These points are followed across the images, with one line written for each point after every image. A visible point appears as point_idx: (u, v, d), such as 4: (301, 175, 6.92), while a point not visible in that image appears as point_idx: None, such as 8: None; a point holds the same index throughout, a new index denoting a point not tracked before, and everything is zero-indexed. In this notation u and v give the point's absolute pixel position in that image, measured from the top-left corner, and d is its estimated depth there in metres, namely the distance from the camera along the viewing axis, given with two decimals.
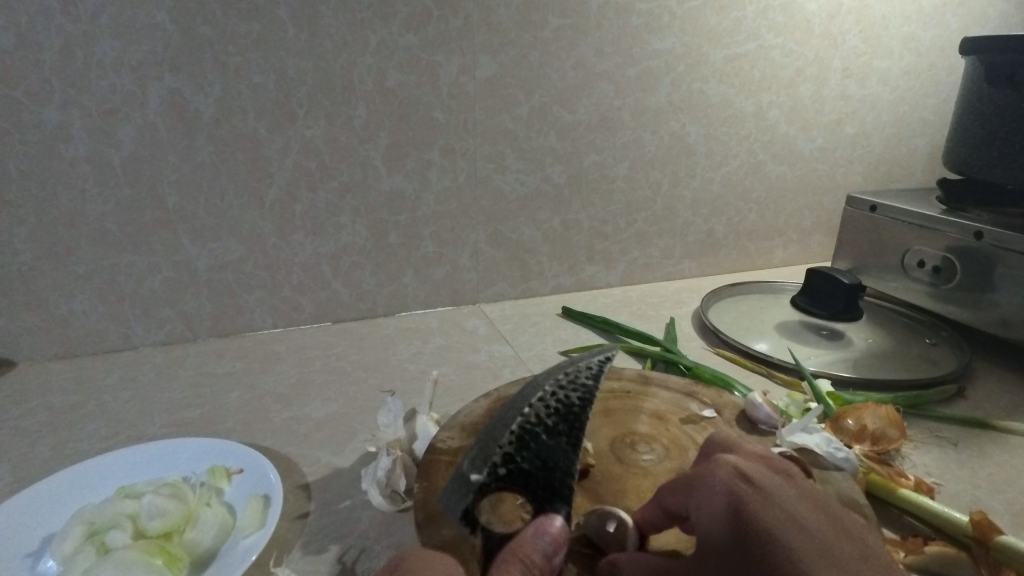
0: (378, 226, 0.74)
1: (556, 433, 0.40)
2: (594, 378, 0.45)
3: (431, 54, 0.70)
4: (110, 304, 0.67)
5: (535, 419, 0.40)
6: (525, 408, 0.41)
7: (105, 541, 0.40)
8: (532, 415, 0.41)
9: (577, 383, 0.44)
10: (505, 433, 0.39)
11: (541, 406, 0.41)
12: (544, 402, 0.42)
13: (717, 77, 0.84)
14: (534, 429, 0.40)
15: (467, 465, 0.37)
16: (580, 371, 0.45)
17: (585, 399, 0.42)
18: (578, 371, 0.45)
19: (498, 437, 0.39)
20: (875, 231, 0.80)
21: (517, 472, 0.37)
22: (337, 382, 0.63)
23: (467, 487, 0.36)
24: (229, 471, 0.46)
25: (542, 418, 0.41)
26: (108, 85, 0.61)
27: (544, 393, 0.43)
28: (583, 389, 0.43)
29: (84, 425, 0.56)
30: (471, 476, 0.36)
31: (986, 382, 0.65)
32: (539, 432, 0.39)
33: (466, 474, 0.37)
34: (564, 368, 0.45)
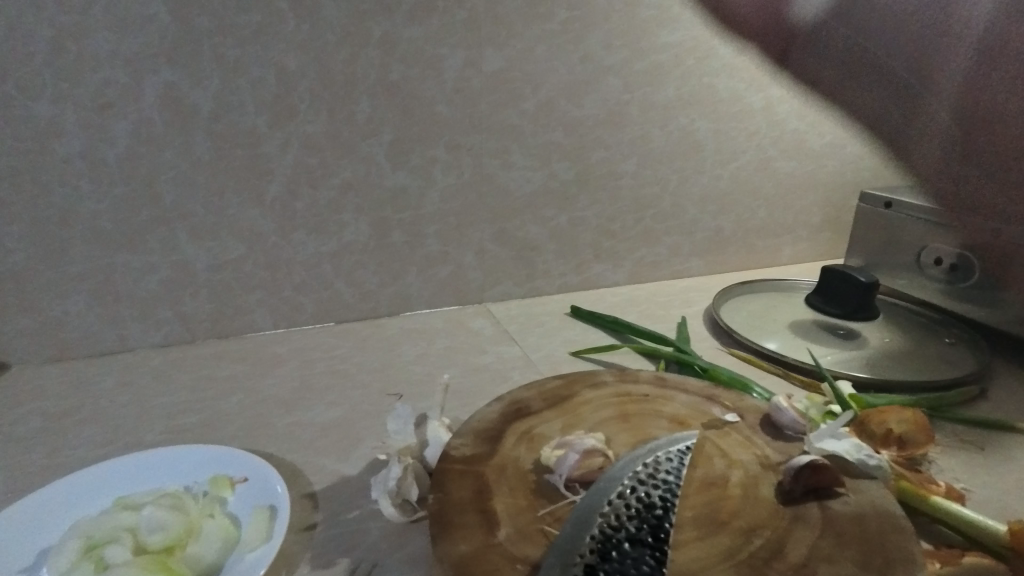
0: (381, 224, 0.72)
1: (639, 541, 0.36)
2: (675, 475, 0.40)
3: (435, 47, 0.68)
4: (106, 306, 0.65)
5: (617, 523, 0.36)
6: (604, 506, 0.37)
7: (103, 556, 0.38)
8: (613, 517, 0.37)
9: (658, 477, 0.39)
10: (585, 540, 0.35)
11: (622, 508, 0.37)
12: (624, 500, 0.38)
13: (726, 71, 0.82)
14: (616, 538, 0.36)
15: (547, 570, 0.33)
16: (658, 463, 0.40)
17: (667, 500, 0.38)
18: (657, 461, 0.40)
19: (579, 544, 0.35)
20: (889, 228, 0.78)
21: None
22: (341, 385, 0.61)
23: None
24: (232, 479, 0.44)
25: (623, 522, 0.36)
26: (103, 78, 0.58)
27: (623, 489, 0.38)
28: (665, 488, 0.39)
29: (80, 431, 0.54)
30: None
31: (1005, 383, 0.64)
32: (620, 541, 0.35)
33: None
34: (642, 456, 0.41)
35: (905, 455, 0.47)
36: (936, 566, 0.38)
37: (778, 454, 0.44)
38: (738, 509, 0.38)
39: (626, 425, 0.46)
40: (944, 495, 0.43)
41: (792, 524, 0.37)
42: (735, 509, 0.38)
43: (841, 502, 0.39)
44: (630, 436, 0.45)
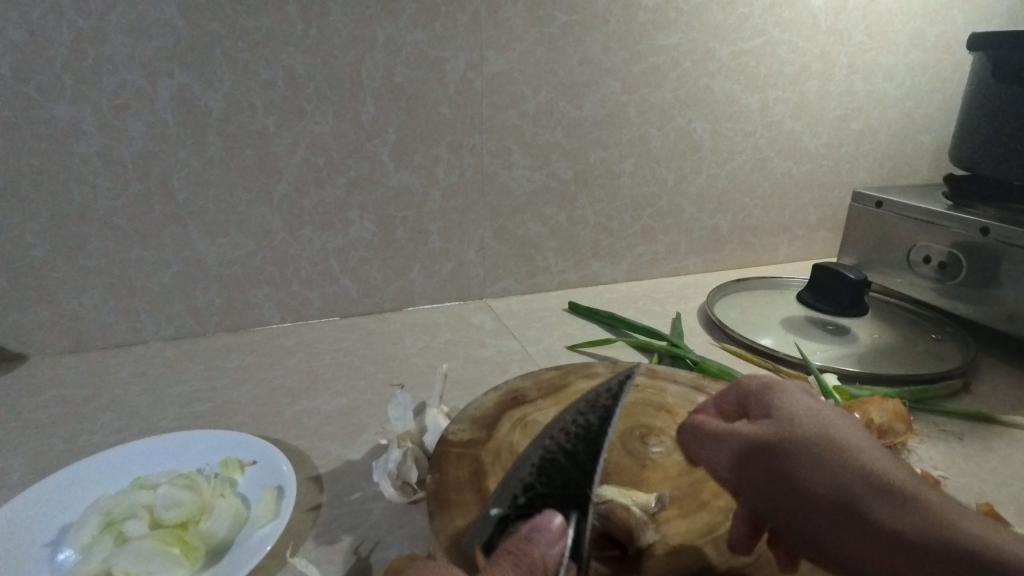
0: (386, 221, 0.75)
1: (575, 458, 0.38)
2: (616, 397, 0.41)
3: (438, 51, 0.70)
4: (120, 299, 0.68)
5: (555, 447, 0.39)
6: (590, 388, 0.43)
7: (123, 530, 0.41)
8: (554, 444, 0.39)
9: (596, 405, 0.41)
10: (525, 466, 0.38)
11: (559, 435, 0.40)
12: (563, 432, 0.40)
13: (723, 73, 0.84)
14: (553, 456, 0.38)
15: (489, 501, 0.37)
16: (601, 391, 0.43)
17: (606, 419, 0.40)
18: (598, 395, 0.42)
19: (519, 471, 0.38)
20: (881, 227, 0.80)
21: (536, 500, 0.36)
22: (346, 376, 0.64)
23: (488, 520, 0.36)
24: (242, 463, 0.47)
25: (563, 444, 0.39)
26: (119, 81, 0.61)
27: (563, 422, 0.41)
28: (604, 411, 0.41)
29: (97, 418, 0.57)
30: (490, 510, 0.36)
31: (991, 377, 0.65)
32: (557, 457, 0.38)
33: (488, 509, 0.36)
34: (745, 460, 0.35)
35: (885, 444, 0.50)
36: None
37: None
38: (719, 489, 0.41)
39: (616, 413, 0.49)
40: (919, 480, 0.45)
41: None
42: (716, 490, 0.41)
43: None
44: (620, 424, 0.48)
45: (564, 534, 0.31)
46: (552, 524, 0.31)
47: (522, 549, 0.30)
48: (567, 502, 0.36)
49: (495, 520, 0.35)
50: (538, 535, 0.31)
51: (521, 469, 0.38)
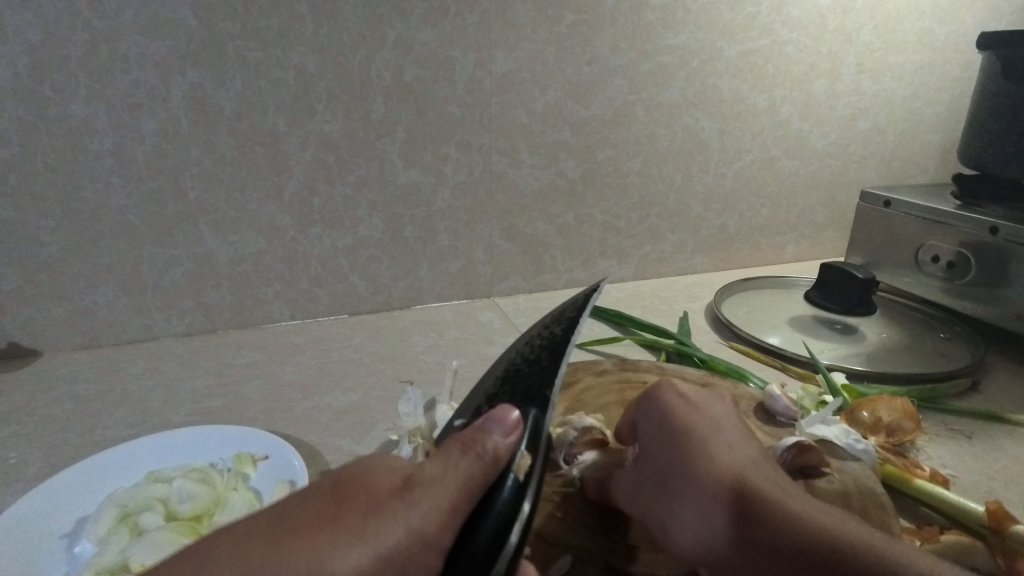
0: (394, 219, 0.75)
1: (535, 360, 0.38)
2: (577, 313, 0.44)
3: (447, 50, 0.71)
4: (133, 296, 0.69)
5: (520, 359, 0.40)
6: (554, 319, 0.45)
7: (138, 523, 0.41)
8: (519, 358, 0.40)
9: (562, 322, 0.44)
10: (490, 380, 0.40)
11: (525, 350, 0.41)
12: (528, 347, 0.42)
13: (731, 72, 0.84)
14: (517, 367, 0.39)
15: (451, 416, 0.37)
16: (565, 314, 0.45)
17: (568, 328, 0.42)
18: (565, 313, 0.45)
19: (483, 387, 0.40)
20: (890, 227, 0.80)
21: (494, 400, 0.36)
22: (355, 373, 0.64)
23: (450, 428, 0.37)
24: (254, 457, 0.47)
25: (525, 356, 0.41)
26: (132, 80, 0.62)
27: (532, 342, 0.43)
28: (566, 323, 0.43)
29: (111, 413, 0.58)
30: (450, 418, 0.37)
31: (999, 376, 0.65)
32: (519, 365, 0.39)
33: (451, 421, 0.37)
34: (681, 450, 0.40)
35: (893, 442, 0.50)
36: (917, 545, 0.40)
37: (769, 438, 0.47)
38: None
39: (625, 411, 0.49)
40: (928, 479, 0.45)
41: None
42: None
43: (826, 480, 0.42)
44: None
45: (523, 427, 0.32)
46: (507, 416, 0.32)
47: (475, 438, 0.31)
48: (526, 397, 0.34)
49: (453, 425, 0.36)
50: (491, 424, 0.31)
51: (491, 384, 0.39)
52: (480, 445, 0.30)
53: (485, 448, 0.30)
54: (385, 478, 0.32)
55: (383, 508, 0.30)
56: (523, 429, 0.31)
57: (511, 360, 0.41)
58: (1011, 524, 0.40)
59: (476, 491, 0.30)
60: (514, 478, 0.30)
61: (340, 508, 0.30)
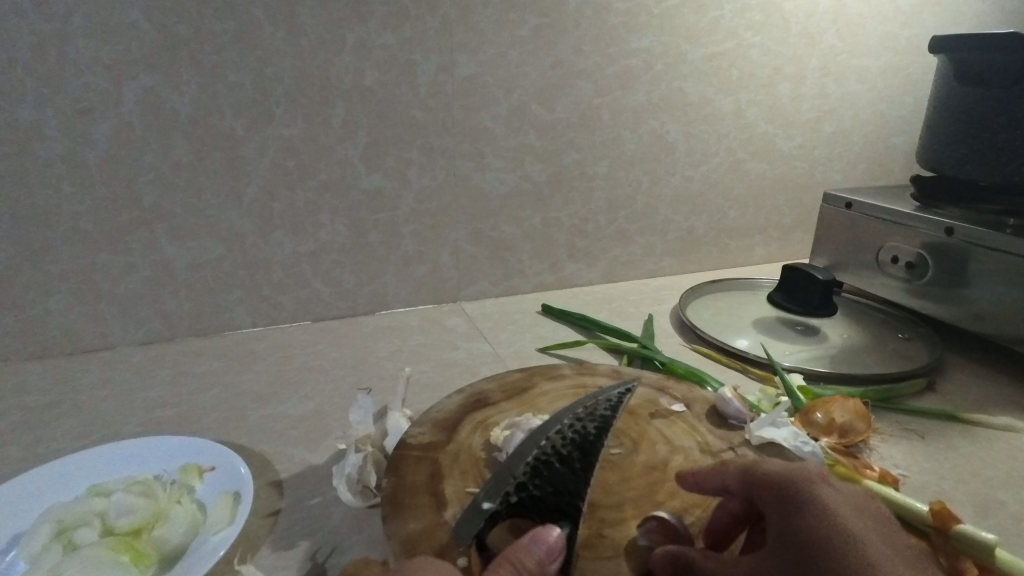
0: (357, 224, 0.75)
1: (569, 460, 0.39)
2: (613, 410, 0.43)
3: (408, 54, 0.70)
4: (87, 304, 0.67)
5: (551, 450, 0.39)
6: (583, 407, 0.44)
7: (74, 538, 0.40)
8: (549, 447, 0.40)
9: (595, 415, 0.43)
10: (521, 464, 0.38)
11: (556, 438, 0.40)
12: (561, 435, 0.41)
13: (695, 75, 0.84)
14: (547, 460, 0.39)
15: (479, 495, 0.38)
16: (599, 403, 0.44)
17: (601, 431, 0.41)
18: (596, 403, 0.44)
19: (512, 467, 0.38)
20: (852, 228, 0.81)
21: (529, 500, 0.36)
22: (315, 380, 0.63)
23: (478, 513, 0.37)
24: (201, 469, 0.46)
25: (559, 449, 0.40)
26: (83, 84, 0.60)
27: (562, 425, 0.41)
28: (601, 420, 0.42)
29: (59, 424, 0.56)
30: (483, 505, 0.37)
31: (957, 376, 0.66)
32: (552, 461, 0.39)
33: (478, 503, 0.37)
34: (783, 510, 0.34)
35: (846, 443, 0.50)
36: None
37: (719, 440, 0.46)
38: (675, 491, 0.42)
39: None
40: (877, 480, 0.46)
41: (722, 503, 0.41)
42: (672, 491, 0.42)
43: None
44: None
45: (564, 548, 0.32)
46: (550, 536, 0.32)
47: (517, 559, 0.31)
48: (559, 510, 0.36)
49: (485, 514, 0.36)
50: (536, 545, 0.32)
51: (521, 472, 0.38)
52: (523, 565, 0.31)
53: (529, 569, 0.31)
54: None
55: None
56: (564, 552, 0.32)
57: (538, 446, 0.40)
58: (955, 523, 0.39)
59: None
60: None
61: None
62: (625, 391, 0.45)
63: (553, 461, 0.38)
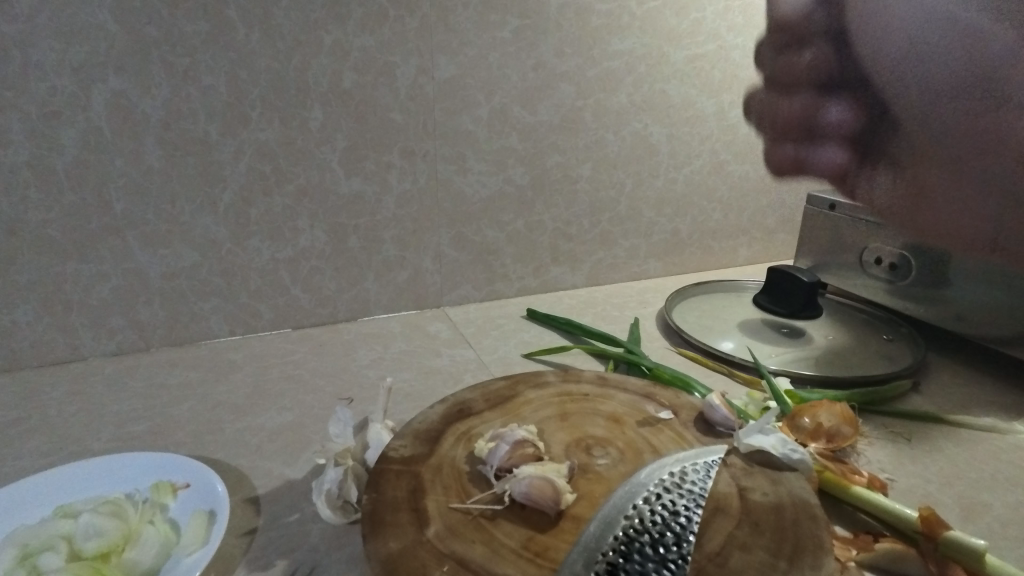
0: (337, 230, 0.73)
1: (660, 543, 0.37)
2: (702, 484, 0.41)
3: (388, 55, 0.69)
4: (56, 315, 0.65)
5: (641, 526, 0.37)
6: (672, 471, 0.41)
7: (38, 564, 0.38)
8: (639, 521, 0.37)
9: (684, 485, 0.40)
10: (610, 538, 0.36)
11: (646, 511, 0.38)
12: (649, 506, 0.38)
13: (678, 77, 0.84)
14: (638, 538, 0.37)
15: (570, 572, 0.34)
16: (685, 470, 0.41)
17: (690, 505, 0.39)
18: (683, 469, 0.41)
19: (602, 542, 0.36)
20: (835, 230, 0.81)
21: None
22: (294, 390, 0.62)
23: None
24: (174, 486, 0.45)
25: (648, 525, 0.37)
26: (48, 87, 0.58)
27: (649, 495, 0.39)
28: (690, 495, 0.40)
29: (26, 441, 0.54)
30: None
31: (940, 377, 0.66)
32: (644, 543, 0.37)
33: None
34: None
35: (832, 448, 0.50)
36: (852, 553, 0.40)
37: None
38: None
39: (564, 424, 0.48)
40: (865, 485, 0.45)
41: (711, 514, 0.39)
42: None
43: (761, 493, 0.41)
44: (566, 435, 0.47)
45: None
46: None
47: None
48: None
49: None
50: None
51: (611, 549, 0.36)
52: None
53: None
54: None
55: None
56: None
57: (627, 516, 0.38)
58: (944, 530, 0.39)
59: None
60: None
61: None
62: (712, 463, 0.42)
63: (645, 545, 0.36)
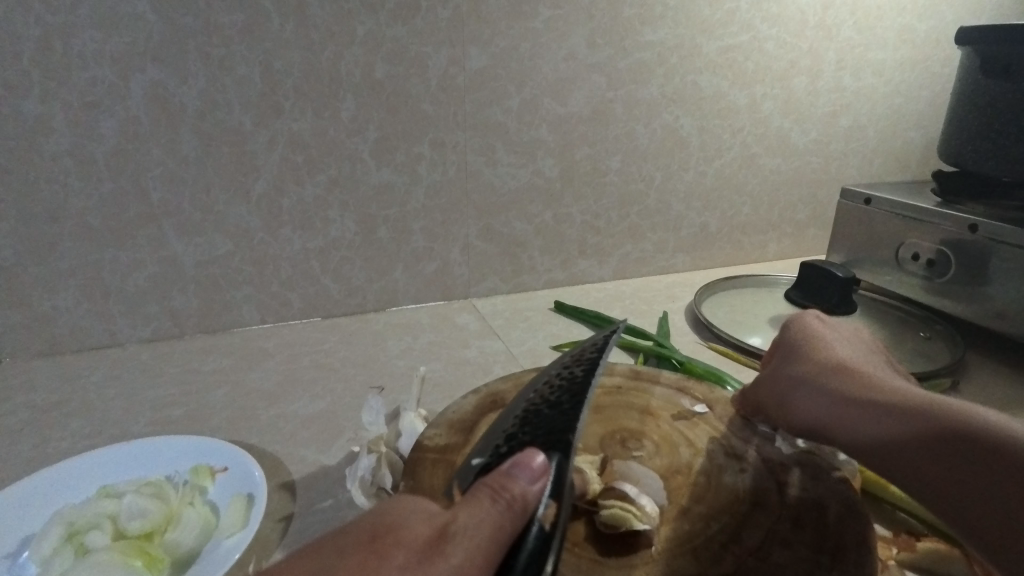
0: (367, 220, 0.73)
1: (558, 402, 0.37)
2: (600, 352, 0.43)
3: (420, 46, 0.69)
4: (94, 301, 0.66)
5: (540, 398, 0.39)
6: (578, 355, 0.44)
7: (84, 542, 0.39)
8: (539, 397, 0.40)
9: (582, 359, 0.43)
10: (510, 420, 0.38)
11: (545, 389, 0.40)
12: (549, 385, 0.41)
13: (710, 69, 0.83)
14: (537, 408, 0.38)
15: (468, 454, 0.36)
16: (586, 347, 0.45)
17: (590, 366, 0.40)
18: (584, 349, 0.45)
19: (504, 425, 0.38)
20: (870, 224, 0.79)
21: (516, 444, 0.34)
22: (325, 378, 0.62)
23: (468, 470, 0.35)
24: (213, 469, 0.45)
25: (547, 396, 0.39)
26: (89, 77, 0.59)
27: (552, 376, 0.42)
28: (590, 361, 0.41)
29: (67, 424, 0.55)
30: (471, 459, 0.35)
31: (979, 376, 0.65)
32: (541, 408, 0.37)
33: (468, 461, 0.36)
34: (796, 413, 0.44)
35: None
36: (892, 553, 0.41)
37: (744, 442, 0.46)
38: (701, 495, 0.41)
39: (598, 418, 0.48)
40: None
41: (749, 509, 0.40)
42: (698, 495, 0.41)
43: (799, 489, 0.41)
44: (600, 428, 0.47)
45: (548, 473, 0.30)
46: (533, 461, 0.29)
47: (497, 484, 0.28)
48: (550, 444, 0.33)
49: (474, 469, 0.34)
50: (517, 471, 0.29)
51: (509, 426, 0.37)
52: (506, 490, 0.28)
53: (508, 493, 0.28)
54: (419, 524, 0.27)
55: (419, 562, 0.26)
56: (548, 476, 0.30)
57: (528, 400, 0.40)
58: None
59: (502, 543, 0.27)
60: (540, 528, 0.28)
61: (372, 561, 0.26)
62: (615, 329, 0.46)
63: (538, 406, 0.37)
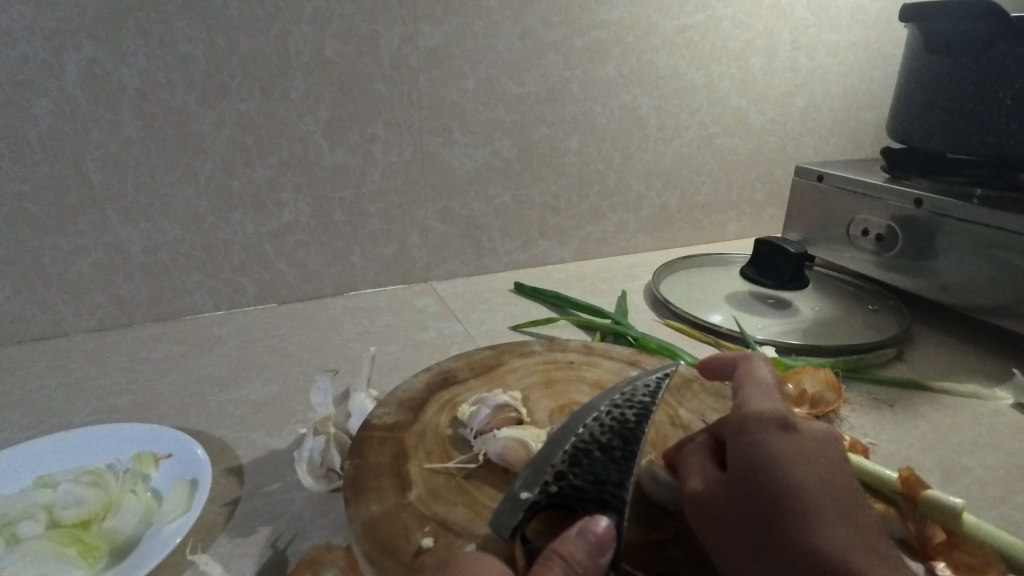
0: (322, 203, 0.72)
1: (611, 451, 0.38)
2: (652, 396, 0.42)
3: (371, 24, 0.67)
4: (35, 290, 0.64)
5: (589, 438, 0.39)
6: (626, 390, 0.43)
7: (15, 532, 0.38)
8: (587, 435, 0.39)
9: (633, 401, 0.42)
10: (557, 452, 0.37)
11: (595, 426, 0.39)
12: (598, 421, 0.40)
13: (667, 48, 0.83)
14: (587, 448, 0.38)
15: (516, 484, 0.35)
16: (636, 389, 0.43)
17: (642, 416, 0.40)
18: (633, 390, 0.43)
19: (548, 454, 0.37)
20: (822, 202, 0.81)
21: (570, 491, 0.35)
22: (279, 363, 0.61)
23: (518, 504, 0.35)
24: (157, 456, 0.44)
25: (596, 436, 0.39)
26: (18, 55, 0.57)
27: (600, 412, 0.41)
28: (640, 406, 0.41)
29: (6, 416, 0.54)
30: (523, 494, 0.34)
31: (924, 346, 0.67)
32: (592, 450, 0.38)
33: (517, 493, 0.35)
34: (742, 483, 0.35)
35: (816, 413, 0.52)
36: None
37: (690, 413, 0.47)
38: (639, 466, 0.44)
39: (549, 391, 0.48)
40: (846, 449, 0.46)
41: None
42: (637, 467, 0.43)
43: None
44: (551, 401, 0.47)
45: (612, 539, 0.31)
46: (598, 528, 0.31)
47: (566, 552, 0.30)
48: (604, 501, 0.35)
49: (525, 505, 0.34)
50: (582, 536, 0.30)
51: (559, 460, 0.37)
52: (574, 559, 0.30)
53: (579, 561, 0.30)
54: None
55: None
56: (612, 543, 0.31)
57: (574, 430, 0.39)
58: (922, 490, 0.40)
59: None
60: None
61: None
62: (664, 376, 0.44)
63: (592, 451, 0.38)
